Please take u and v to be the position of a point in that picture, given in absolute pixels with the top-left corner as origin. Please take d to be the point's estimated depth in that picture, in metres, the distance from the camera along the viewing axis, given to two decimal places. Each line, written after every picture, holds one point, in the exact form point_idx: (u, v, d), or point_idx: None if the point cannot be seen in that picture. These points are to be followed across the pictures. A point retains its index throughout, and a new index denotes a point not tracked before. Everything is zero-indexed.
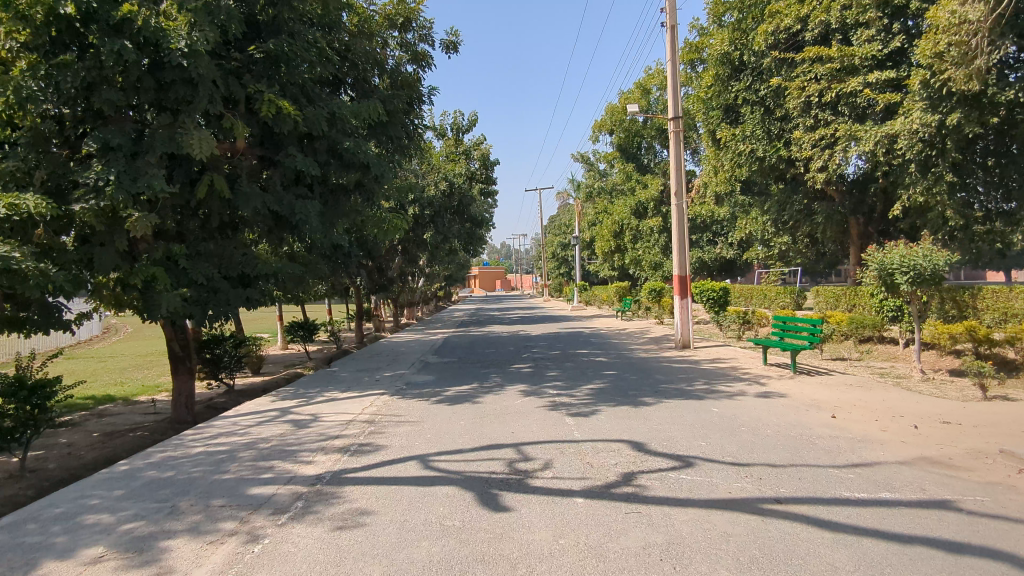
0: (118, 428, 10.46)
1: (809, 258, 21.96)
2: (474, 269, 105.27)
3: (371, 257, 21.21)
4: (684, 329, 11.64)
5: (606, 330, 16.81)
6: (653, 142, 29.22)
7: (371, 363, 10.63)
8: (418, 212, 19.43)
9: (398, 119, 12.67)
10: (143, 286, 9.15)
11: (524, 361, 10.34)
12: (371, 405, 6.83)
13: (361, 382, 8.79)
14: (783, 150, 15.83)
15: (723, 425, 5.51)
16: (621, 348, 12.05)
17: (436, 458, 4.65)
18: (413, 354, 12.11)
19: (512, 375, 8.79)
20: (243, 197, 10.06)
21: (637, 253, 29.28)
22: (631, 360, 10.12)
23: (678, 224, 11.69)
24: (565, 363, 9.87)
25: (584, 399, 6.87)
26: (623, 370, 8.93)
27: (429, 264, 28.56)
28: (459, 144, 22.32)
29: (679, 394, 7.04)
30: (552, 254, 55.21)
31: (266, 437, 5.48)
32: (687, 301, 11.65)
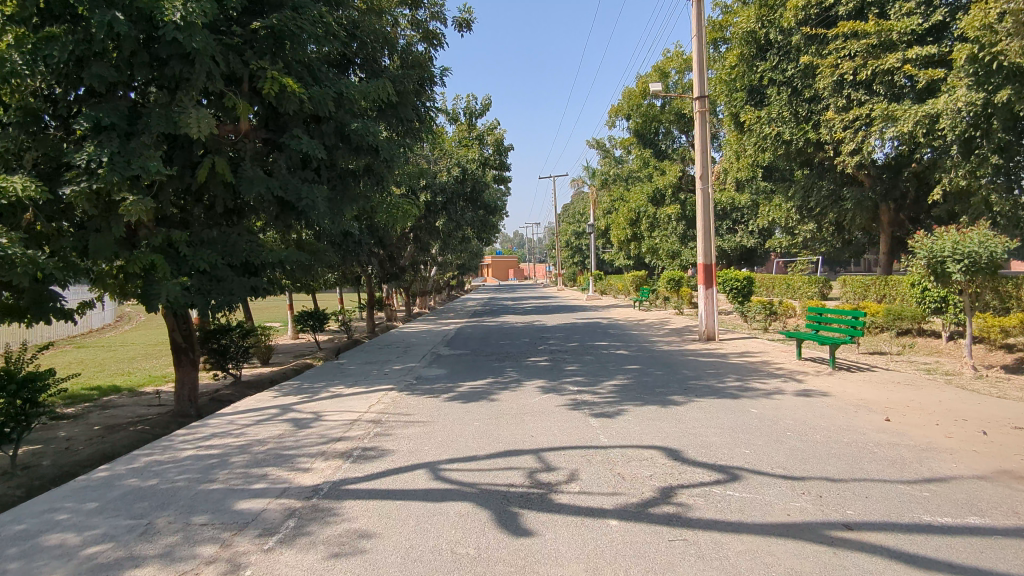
0: (120, 422, 10.12)
1: (834, 246, 21.20)
2: (487, 258, 104.79)
3: (382, 245, 20.76)
4: (709, 321, 11.11)
5: (625, 321, 16.25)
6: (671, 127, 28.44)
7: (381, 355, 10.19)
8: (430, 198, 18.93)
9: (409, 100, 12.17)
10: (142, 274, 8.76)
11: (540, 354, 9.84)
12: (378, 403, 6.35)
13: (369, 377, 8.32)
14: (811, 132, 15.10)
15: (766, 429, 4.97)
16: (642, 341, 11.51)
17: (447, 466, 4.16)
18: (425, 345, 11.66)
19: (528, 370, 8.28)
20: (247, 181, 9.63)
21: (654, 242, 28.59)
22: (654, 353, 9.58)
23: (703, 209, 11.10)
24: (584, 356, 9.35)
25: (608, 397, 6.35)
26: (646, 364, 8.39)
27: (441, 252, 28.09)
28: (472, 128, 21.75)
29: (710, 392, 6.50)
30: (565, 243, 54.53)
31: (261, 439, 5.02)
32: (712, 291, 11.10)
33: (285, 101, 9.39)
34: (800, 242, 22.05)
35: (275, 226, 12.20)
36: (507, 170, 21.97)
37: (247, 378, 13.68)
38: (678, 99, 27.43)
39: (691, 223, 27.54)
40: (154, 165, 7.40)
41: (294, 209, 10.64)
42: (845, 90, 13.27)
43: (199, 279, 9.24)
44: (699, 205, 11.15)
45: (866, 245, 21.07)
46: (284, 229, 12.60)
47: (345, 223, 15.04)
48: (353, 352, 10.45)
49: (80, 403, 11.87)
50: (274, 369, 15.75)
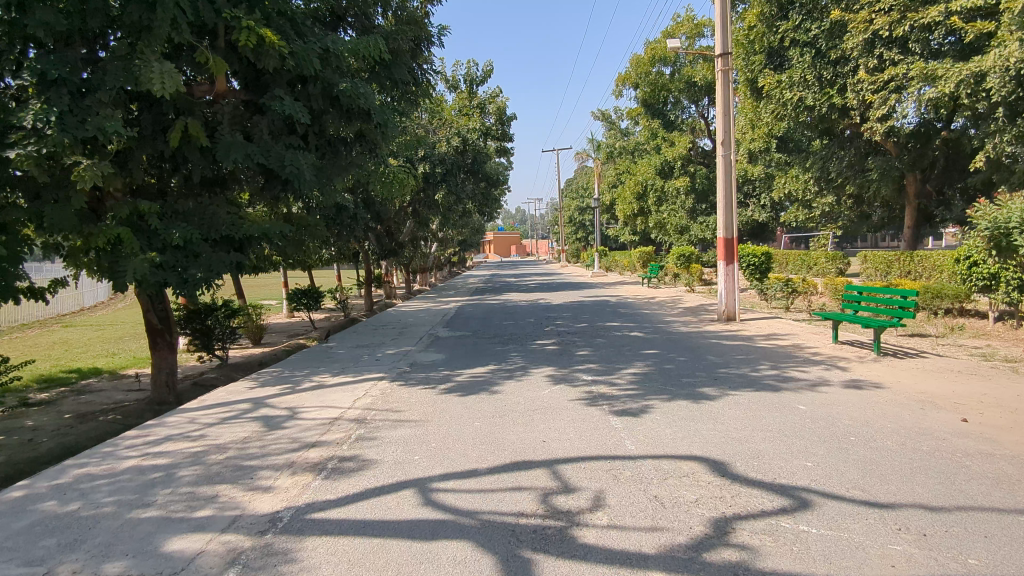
0: (93, 410, 9.37)
1: (852, 220, 20.24)
2: (489, 234, 103.78)
3: (379, 220, 19.88)
4: (730, 299, 10.28)
5: (634, 299, 15.43)
6: (680, 97, 27.27)
7: (373, 338, 9.41)
8: (428, 170, 17.97)
9: (404, 60, 11.15)
10: (109, 249, 7.93)
11: (548, 336, 9.01)
12: (364, 397, 5.54)
13: (359, 362, 7.52)
14: (836, 97, 14.08)
15: (823, 432, 4.15)
16: (656, 321, 10.68)
17: (440, 485, 3.36)
18: (422, 326, 10.85)
19: (534, 355, 7.45)
20: (224, 147, 8.74)
21: (661, 216, 27.66)
22: (672, 336, 8.76)
23: (724, 177, 10.19)
24: (596, 339, 8.53)
25: (629, 389, 5.53)
26: (666, 349, 7.56)
27: (441, 227, 27.19)
28: (473, 97, 20.69)
29: (745, 383, 5.67)
30: (569, 218, 53.48)
31: (222, 444, 4.22)
32: (734, 267, 10.25)
33: (264, 57, 8.44)
34: (816, 216, 21.10)
35: (262, 198, 11.33)
36: (510, 140, 20.93)
37: (235, 360, 12.92)
38: (689, 67, 26.24)
39: (701, 197, 26.54)
40: (113, 126, 6.54)
41: (279, 179, 9.75)
42: (877, 49, 12.38)
43: (174, 255, 8.42)
44: (720, 174, 10.24)
45: (886, 220, 20.12)
46: (271, 201, 11.72)
47: (337, 195, 14.13)
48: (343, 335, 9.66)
49: (55, 388, 11.11)
50: (265, 350, 15.01)
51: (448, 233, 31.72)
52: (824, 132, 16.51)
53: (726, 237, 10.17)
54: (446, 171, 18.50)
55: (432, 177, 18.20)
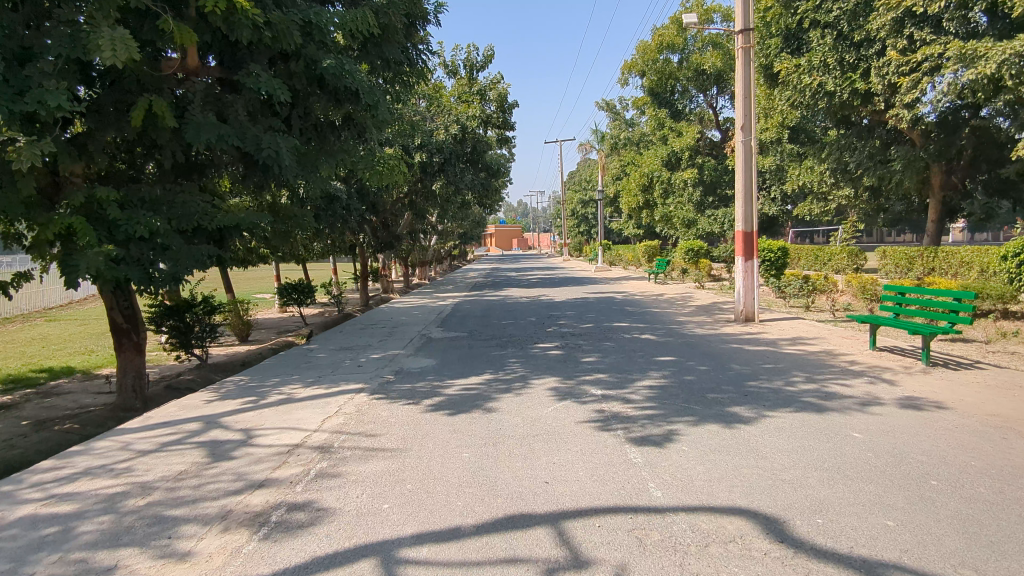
0: (54, 415, 8.57)
1: (868, 215, 19.39)
2: (491, 228, 103.06)
3: (373, 211, 19.10)
4: (748, 298, 9.47)
5: (642, 296, 14.62)
6: (688, 86, 26.36)
7: (358, 340, 8.62)
8: (425, 159, 17.12)
9: (396, 37, 10.29)
10: (63, 240, 7.10)
11: (551, 339, 8.20)
12: (335, 415, 4.73)
13: (339, 369, 6.71)
14: (859, 82, 13.22)
15: (895, 473, 3.33)
16: (666, 322, 9.86)
17: (411, 554, 2.56)
18: (413, 326, 10.07)
19: (534, 362, 6.63)
20: (195, 127, 7.90)
21: (668, 209, 26.87)
22: (687, 339, 7.93)
23: (743, 165, 9.35)
24: (603, 343, 7.71)
25: (646, 408, 4.70)
26: (683, 356, 6.73)
27: (441, 220, 26.40)
28: (473, 83, 19.83)
29: (781, 400, 4.84)
30: (572, 211, 52.60)
31: (147, 484, 3.40)
32: (753, 263, 9.43)
33: (236, 26, 7.61)
34: (830, 209, 20.27)
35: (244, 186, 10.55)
36: (511, 129, 20.06)
37: (216, 359, 12.13)
38: (698, 54, 25.35)
39: (708, 190, 25.69)
40: (55, 99, 5.70)
41: (259, 165, 8.94)
42: (906, 29, 11.81)
43: (138, 248, 7.57)
44: (738, 162, 9.40)
45: (904, 213, 19.27)
46: (254, 190, 10.95)
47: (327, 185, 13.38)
48: (324, 336, 8.88)
49: (20, 390, 10.32)
50: (252, 348, 14.23)
51: (448, 225, 30.90)
52: (844, 120, 15.63)
53: (744, 231, 9.35)
54: (444, 160, 17.66)
55: (429, 167, 17.37)
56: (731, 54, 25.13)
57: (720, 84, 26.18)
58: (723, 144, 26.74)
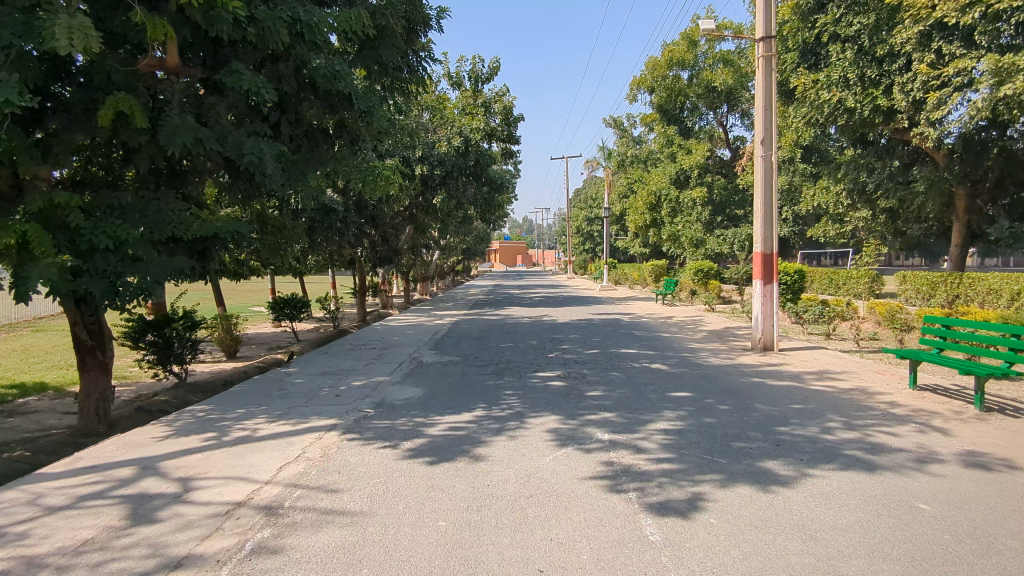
0: (11, 439, 7.86)
1: (885, 238, 18.68)
2: (495, 244, 102.73)
3: (372, 224, 18.54)
4: (767, 325, 8.74)
5: (650, 318, 13.91)
6: (698, 103, 25.85)
7: (342, 363, 7.93)
8: (426, 171, 16.55)
9: (394, 39, 9.70)
10: (17, 250, 6.39)
11: (552, 367, 7.47)
12: (296, 462, 4.01)
13: (314, 398, 6.00)
14: (881, 98, 12.58)
15: (988, 569, 2.59)
16: (678, 348, 9.11)
17: None
18: (405, 347, 9.38)
19: (532, 396, 5.89)
20: (170, 129, 7.28)
21: (676, 228, 26.23)
22: (703, 371, 7.18)
23: (763, 182, 8.68)
24: (611, 374, 6.97)
25: (662, 460, 3.96)
26: (700, 392, 5.99)
27: (443, 234, 25.82)
28: (478, 95, 19.32)
29: (822, 453, 4.10)
30: (576, 229, 51.96)
31: (34, 561, 2.68)
32: (772, 287, 8.72)
33: (216, 20, 7.06)
34: (846, 231, 19.59)
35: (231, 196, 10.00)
36: (516, 143, 19.48)
37: (197, 378, 11.43)
38: (708, 71, 24.85)
39: (717, 209, 25.03)
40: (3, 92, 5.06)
41: (243, 172, 8.34)
42: (933, 42, 11.23)
43: (103, 258, 6.84)
44: (757, 178, 8.74)
45: (921, 238, 18.55)
46: (242, 200, 10.40)
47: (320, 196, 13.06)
48: (306, 358, 8.22)
49: None
50: (238, 365, 13.51)
51: (450, 240, 30.30)
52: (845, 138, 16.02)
53: (763, 252, 8.66)
54: (445, 174, 17.07)
55: (430, 180, 16.79)
56: (742, 71, 24.61)
57: (731, 102, 25.65)
58: (733, 163, 26.13)
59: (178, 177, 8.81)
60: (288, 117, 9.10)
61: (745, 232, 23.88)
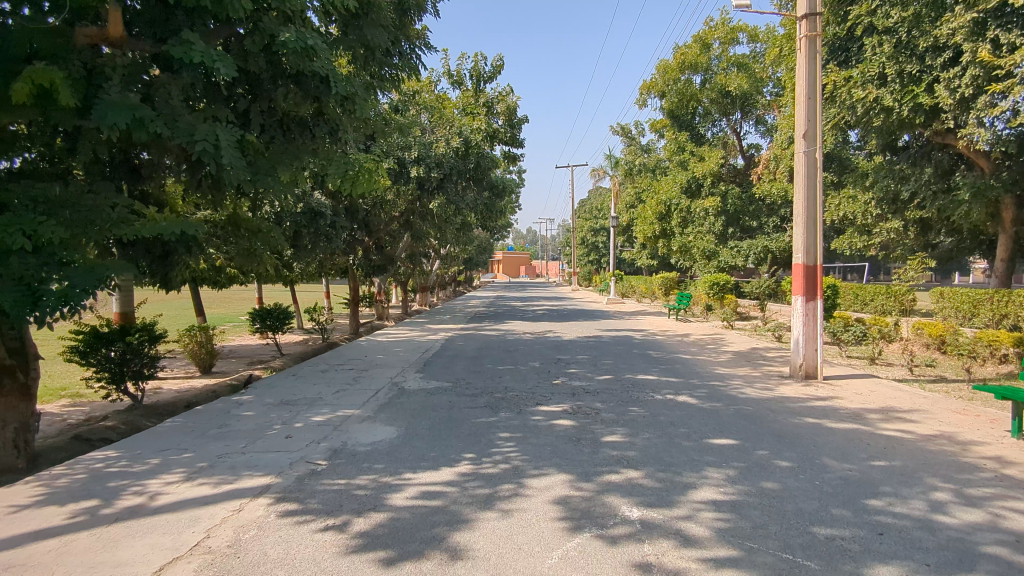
0: None
1: (914, 252, 17.41)
2: (499, 255, 101.80)
3: (364, 229, 17.40)
4: (809, 349, 7.50)
5: (665, 336, 12.64)
6: (710, 109, 24.76)
7: (309, 389, 6.70)
8: (422, 174, 15.38)
9: (382, 16, 8.44)
10: None
11: (559, 399, 6.20)
12: (187, 558, 2.75)
13: (258, 440, 4.72)
14: (923, 96, 11.43)
15: None
16: (703, 374, 7.84)
17: None
18: (387, 369, 8.16)
19: (534, 442, 4.63)
20: (104, 108, 6.02)
21: (686, 239, 25.04)
22: (741, 407, 5.90)
23: (807, 183, 7.46)
24: (630, 410, 5.70)
25: (723, 565, 2.69)
26: (746, 439, 4.73)
27: (443, 243, 24.68)
28: (480, 95, 18.19)
29: (954, 554, 2.82)
30: (581, 240, 50.72)
31: None
32: (815, 305, 7.47)
33: None
34: (873, 244, 18.32)
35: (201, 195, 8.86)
36: (519, 146, 18.34)
37: (158, 399, 10.15)
38: (722, 75, 23.75)
39: (730, 220, 23.85)
40: None
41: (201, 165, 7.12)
42: (989, 31, 10.00)
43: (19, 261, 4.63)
44: (799, 178, 7.51)
45: (953, 254, 17.24)
46: (213, 200, 9.27)
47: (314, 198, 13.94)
48: (266, 383, 7.02)
49: None
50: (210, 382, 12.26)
51: (451, 250, 29.12)
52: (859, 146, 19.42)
53: (806, 263, 7.42)
54: (443, 177, 15.89)
55: (426, 183, 15.62)
56: (757, 76, 23.54)
57: (744, 108, 24.55)
58: (747, 172, 24.96)
59: (136, 172, 7.61)
60: (260, 104, 7.92)
61: (761, 244, 22.64)
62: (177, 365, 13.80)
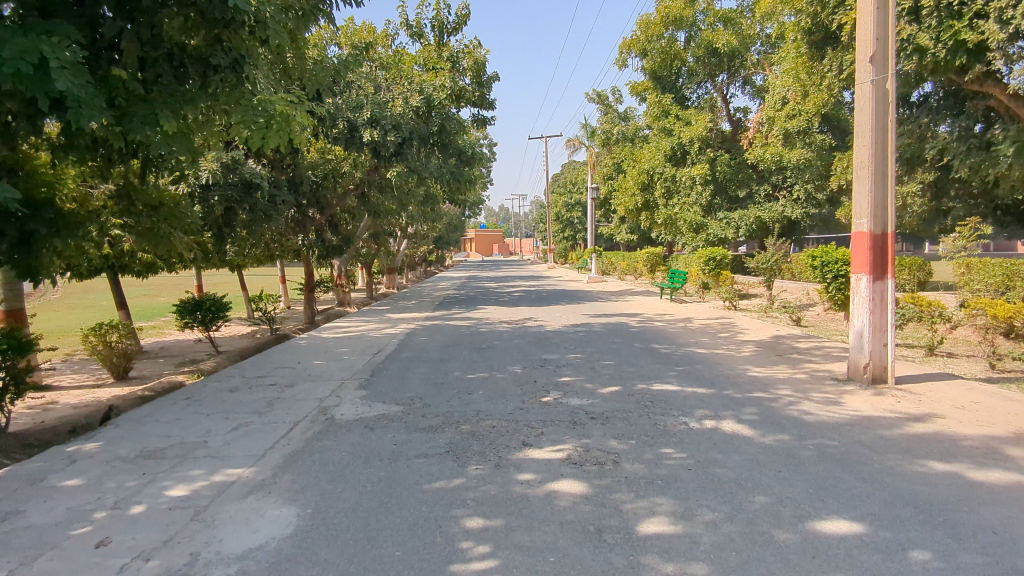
0: None
1: (925, 219, 15.83)
2: (472, 233, 99.70)
3: (314, 206, 15.23)
4: (876, 345, 5.69)
5: (664, 321, 10.80)
6: (696, 69, 22.81)
7: (193, 427, 4.63)
8: (378, 138, 13.19)
9: None
10: None
11: (554, 437, 4.24)
12: None
13: (43, 557, 2.68)
14: (965, 33, 8.94)
15: None
16: (736, 381, 5.97)
17: None
18: (319, 385, 6.11)
19: (526, 546, 2.69)
20: None
21: (671, 211, 23.30)
22: (821, 440, 4.05)
23: (875, 126, 5.59)
24: (664, 456, 3.80)
25: None
26: (878, 524, 2.84)
27: (409, 219, 22.50)
28: (442, 49, 15.95)
29: None
30: (556, 215, 48.79)
31: None
32: (885, 287, 5.65)
33: None
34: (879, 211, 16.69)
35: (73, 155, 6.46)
36: (490, 108, 16.16)
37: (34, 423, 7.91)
38: (708, 31, 21.77)
39: (718, 189, 22.09)
40: None
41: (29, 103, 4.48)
42: None
43: None
44: (863, 116, 5.64)
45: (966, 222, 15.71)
46: (98, 163, 7.03)
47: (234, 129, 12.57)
48: (137, 419, 4.93)
49: None
50: (119, 392, 10.07)
51: (418, 228, 26.96)
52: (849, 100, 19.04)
53: (874, 231, 5.61)
54: (402, 141, 13.68)
55: (382, 150, 13.41)
56: (746, 33, 21.64)
57: (731, 68, 22.62)
58: (734, 138, 23.16)
59: None
60: (139, 30, 5.18)
61: (752, 214, 20.94)
62: (87, 372, 11.53)
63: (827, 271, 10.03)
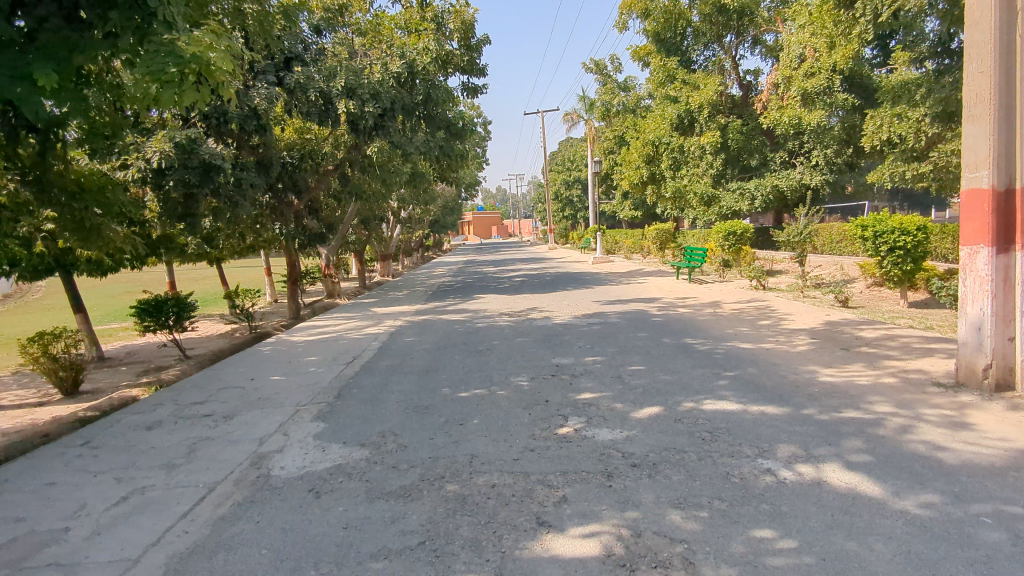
0: None
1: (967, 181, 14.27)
2: (470, 216, 98.02)
3: (291, 189, 13.73)
4: (1001, 339, 4.25)
5: (690, 307, 9.36)
6: (702, 29, 21.15)
7: (62, 501, 3.22)
8: (354, 109, 11.67)
9: None
10: None
11: (582, 510, 2.82)
12: None
13: None
14: None
15: None
16: (811, 392, 4.53)
17: None
18: (268, 415, 4.70)
19: None
20: None
21: (680, 183, 21.75)
22: (994, 504, 2.63)
23: (999, 45, 4.13)
24: (764, 549, 2.39)
25: None
26: None
27: (401, 201, 20.96)
28: (426, 9, 14.29)
29: None
30: (556, 194, 47.14)
31: None
32: (1013, 260, 4.20)
33: None
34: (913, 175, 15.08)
35: None
36: (481, 74, 14.55)
37: None
38: None
39: (729, 158, 20.57)
40: None
41: None
42: None
43: None
44: (986, 33, 4.15)
45: None
46: None
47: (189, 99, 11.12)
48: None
49: None
50: (63, 412, 8.70)
51: (411, 211, 25.45)
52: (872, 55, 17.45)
53: (996, 187, 4.17)
54: (382, 113, 12.17)
55: (360, 122, 11.91)
56: None
57: (739, 27, 20.91)
58: (746, 103, 21.54)
59: None
60: None
61: (769, 183, 19.38)
62: (33, 388, 10.17)
63: (881, 242, 8.60)
